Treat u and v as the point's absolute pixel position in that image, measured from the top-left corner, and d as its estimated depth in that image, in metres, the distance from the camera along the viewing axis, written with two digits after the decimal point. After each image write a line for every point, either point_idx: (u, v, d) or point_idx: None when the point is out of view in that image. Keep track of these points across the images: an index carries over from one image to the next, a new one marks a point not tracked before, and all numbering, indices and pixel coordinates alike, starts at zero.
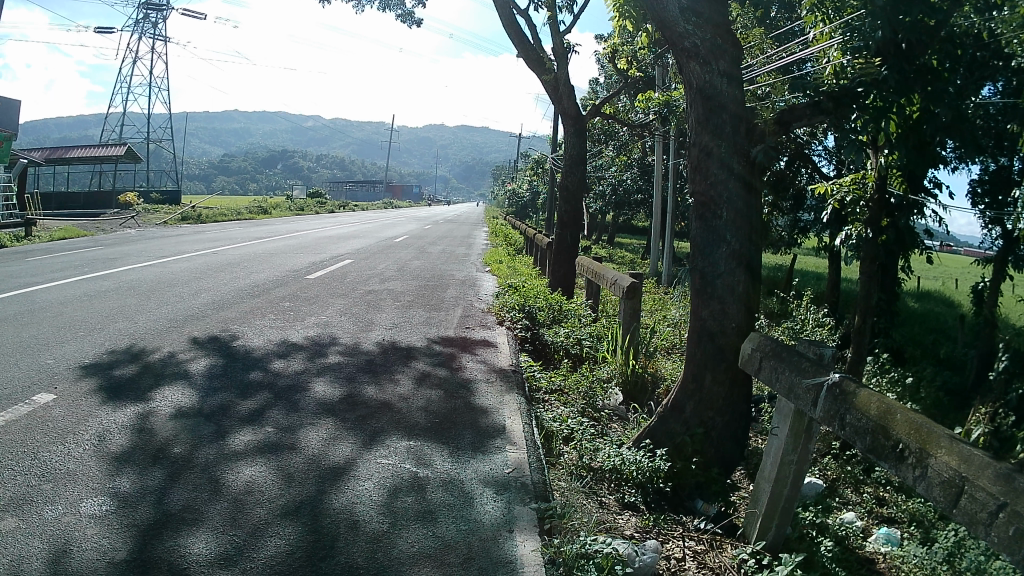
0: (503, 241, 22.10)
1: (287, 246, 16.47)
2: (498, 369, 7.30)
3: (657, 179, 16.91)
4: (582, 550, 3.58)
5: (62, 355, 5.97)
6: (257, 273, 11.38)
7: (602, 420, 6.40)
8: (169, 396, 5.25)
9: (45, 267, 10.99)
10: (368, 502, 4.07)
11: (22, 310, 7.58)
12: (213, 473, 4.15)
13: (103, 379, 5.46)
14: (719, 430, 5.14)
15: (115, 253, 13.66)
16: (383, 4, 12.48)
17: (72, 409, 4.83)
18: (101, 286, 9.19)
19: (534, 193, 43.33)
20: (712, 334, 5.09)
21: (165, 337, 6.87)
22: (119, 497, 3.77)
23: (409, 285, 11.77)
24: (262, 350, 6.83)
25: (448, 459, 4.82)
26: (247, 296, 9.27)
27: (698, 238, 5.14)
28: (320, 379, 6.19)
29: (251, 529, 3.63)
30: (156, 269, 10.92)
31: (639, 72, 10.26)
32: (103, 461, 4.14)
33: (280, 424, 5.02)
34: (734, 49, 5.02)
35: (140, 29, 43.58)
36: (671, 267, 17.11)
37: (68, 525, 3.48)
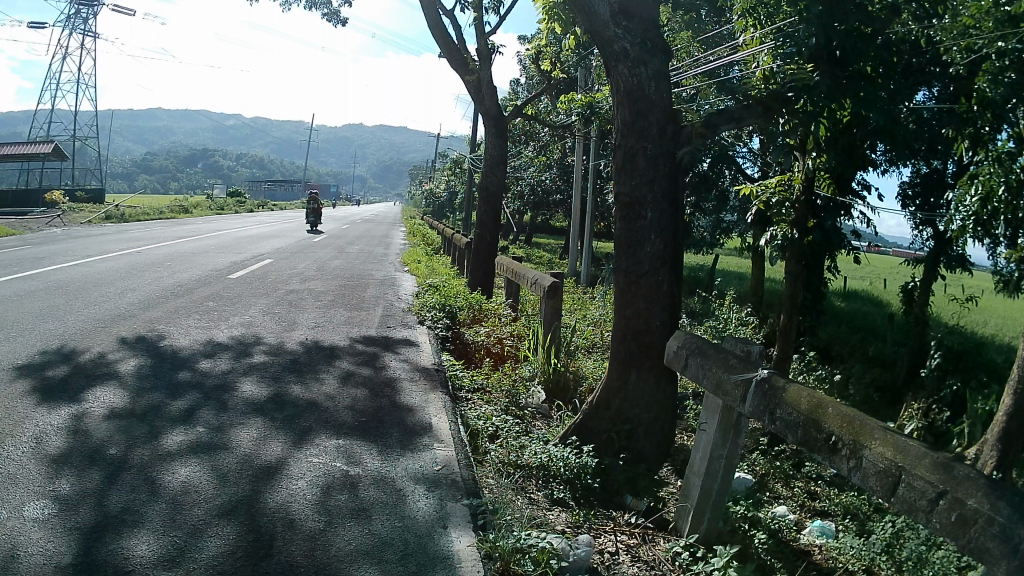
0: (423, 241, 22.08)
1: (206, 245, 16.25)
2: (421, 369, 7.31)
3: (576, 180, 17.01)
4: (517, 545, 3.62)
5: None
6: (180, 272, 11.22)
7: (527, 418, 6.46)
8: (102, 397, 5.18)
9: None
10: (302, 500, 4.08)
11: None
12: (151, 475, 4.11)
13: (36, 380, 5.36)
14: (645, 426, 5.23)
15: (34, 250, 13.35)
16: (309, 2, 12.38)
17: (6, 410, 4.74)
18: (18, 284, 9.02)
19: (453, 193, 43.43)
20: (639, 332, 5.21)
21: (90, 336, 6.76)
22: (60, 500, 3.72)
23: (329, 285, 11.73)
24: (189, 350, 6.76)
25: (378, 457, 4.85)
26: (167, 295, 9.16)
27: (622, 239, 5.25)
28: (248, 379, 6.16)
29: (192, 530, 3.61)
30: (80, 269, 10.68)
31: (564, 73, 10.34)
32: (43, 463, 4.09)
33: (212, 424, 4.99)
34: (661, 53, 5.14)
35: (70, 25, 42.59)
36: (591, 267, 17.24)
37: (11, 530, 3.43)
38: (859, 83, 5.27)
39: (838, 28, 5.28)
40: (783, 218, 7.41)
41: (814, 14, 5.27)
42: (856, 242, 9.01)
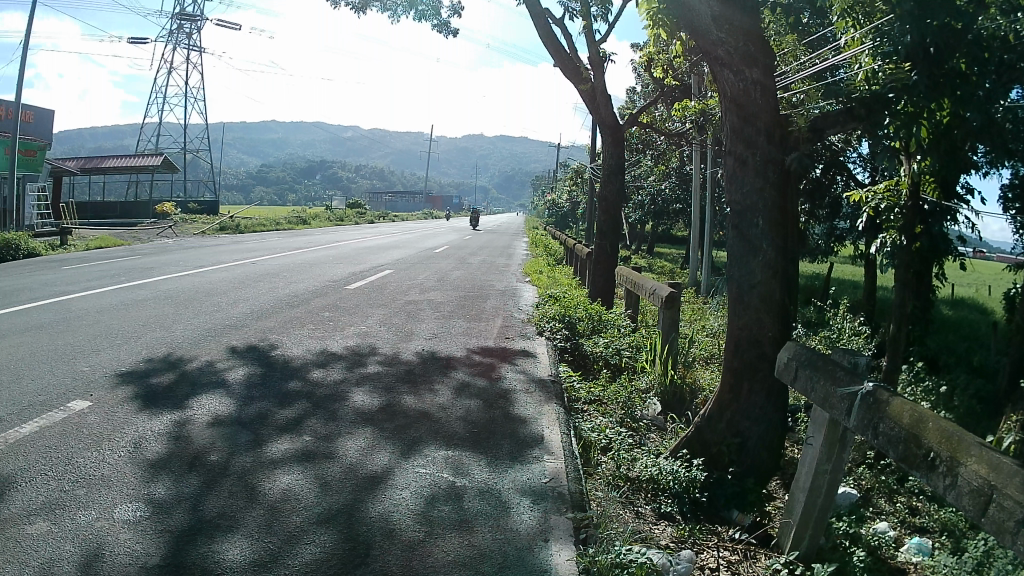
0: (543, 252, 22.07)
1: (327, 257, 16.57)
2: (537, 381, 7.27)
3: (695, 189, 16.78)
4: (616, 560, 3.54)
5: (97, 363, 6.06)
6: (297, 283, 11.46)
7: (641, 430, 6.37)
8: (208, 404, 5.31)
9: (84, 276, 11.15)
10: (404, 511, 4.07)
11: (59, 318, 7.70)
12: (251, 482, 4.18)
13: (140, 386, 5.52)
14: (756, 440, 5.07)
15: (150, 263, 13.78)
16: (419, 14, 12.51)
17: (107, 416, 4.88)
18: (139, 295, 9.32)
19: (575, 203, 43.50)
20: (749, 344, 5.07)
21: (202, 346, 6.94)
22: (153, 504, 3.80)
23: (450, 295, 11.83)
24: (301, 360, 6.88)
25: (485, 469, 4.81)
26: (284, 306, 9.34)
27: (735, 249, 5.12)
28: (359, 389, 6.22)
29: (286, 536, 3.65)
30: (194, 280, 11.00)
31: (675, 81, 10.20)
32: (139, 467, 4.19)
33: (318, 433, 5.05)
34: (767, 57, 4.97)
35: (175, 40, 44.11)
36: (710, 276, 17.02)
37: (101, 530, 3.52)
38: (954, 80, 5.17)
39: (929, 25, 5.04)
40: (892, 225, 7.26)
41: (905, 10, 5.06)
42: (962, 247, 8.68)
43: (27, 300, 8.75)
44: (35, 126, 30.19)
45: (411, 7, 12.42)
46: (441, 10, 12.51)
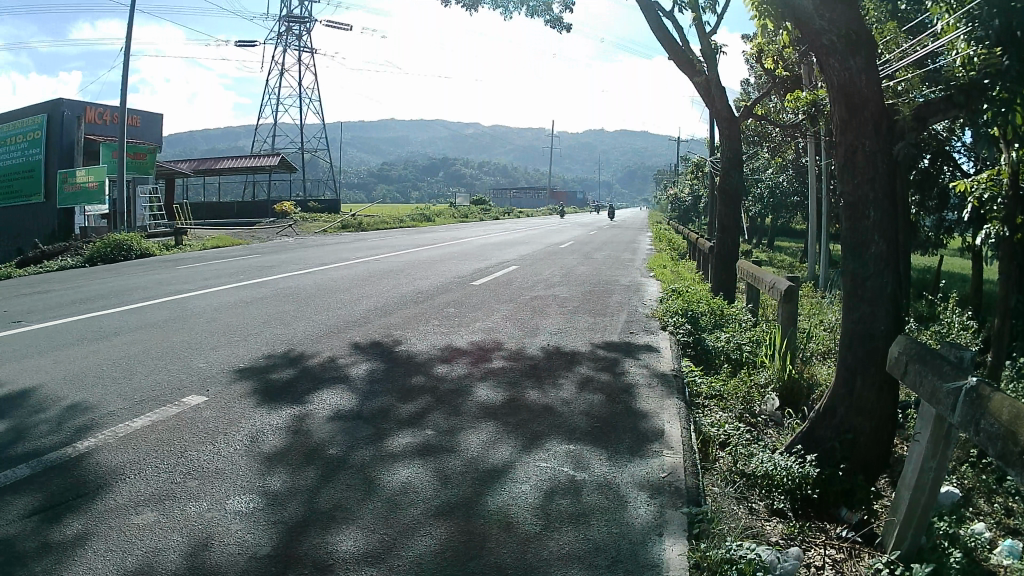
0: (668, 247, 21.96)
1: (453, 253, 16.79)
2: (659, 375, 7.12)
3: (810, 181, 16.28)
4: (726, 556, 3.47)
5: (217, 359, 6.25)
6: (420, 279, 11.63)
7: (760, 425, 6.10)
8: (328, 399, 5.41)
9: (209, 276, 11.54)
10: (522, 504, 3.94)
11: (182, 316, 7.99)
12: (366, 475, 4.14)
13: (258, 382, 5.68)
14: (869, 436, 4.84)
15: (271, 261, 14.21)
16: (531, 11, 12.59)
17: (224, 411, 5.03)
18: (263, 293, 9.58)
19: (694, 196, 43.19)
20: (863, 338, 4.84)
21: (324, 342, 7.08)
22: (268, 496, 3.86)
23: (575, 290, 11.85)
24: (426, 355, 6.96)
25: (608, 461, 4.58)
26: (406, 303, 9.45)
27: (847, 241, 4.90)
28: (483, 383, 6.21)
29: (402, 528, 3.63)
30: (316, 277, 11.27)
31: (787, 71, 9.98)
32: (253, 460, 4.29)
33: (441, 427, 4.98)
34: (871, 42, 4.72)
35: (285, 41, 45.07)
36: (827, 269, 16.69)
37: (212, 521, 3.62)
38: None
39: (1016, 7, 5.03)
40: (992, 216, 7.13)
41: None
42: None
43: (153, 299, 9.10)
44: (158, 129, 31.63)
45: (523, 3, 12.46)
46: (552, 6, 12.56)
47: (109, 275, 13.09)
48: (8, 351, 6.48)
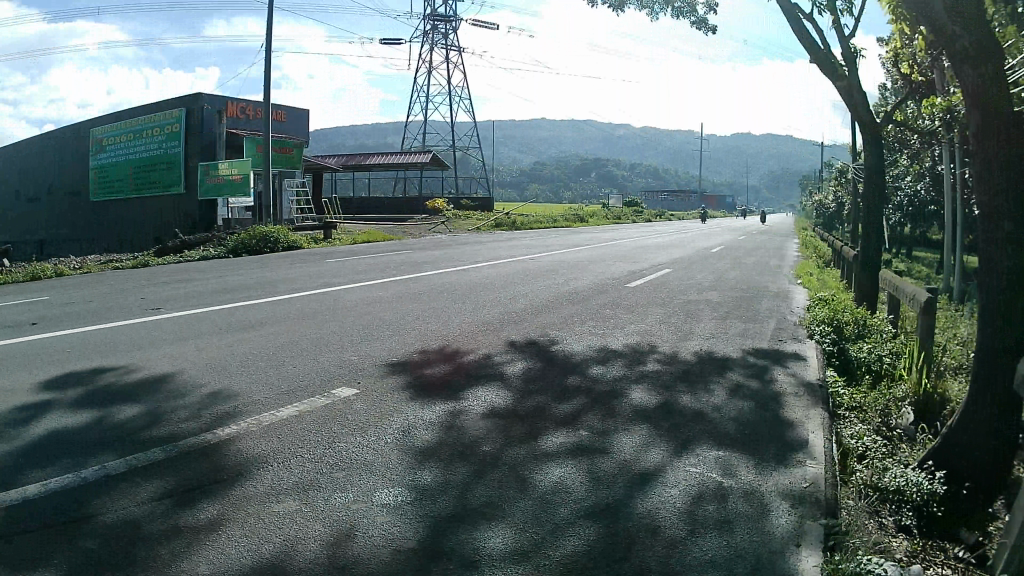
0: (812, 255, 21.37)
1: (600, 256, 16.63)
2: (807, 381, 6.32)
3: (944, 192, 15.16)
4: (856, 568, 3.53)
5: (369, 352, 6.21)
6: (578, 280, 11.51)
7: (893, 451, 5.29)
8: (483, 396, 5.36)
9: (349, 272, 11.68)
10: (670, 508, 4.05)
11: (329, 309, 8.05)
12: (522, 472, 4.30)
13: (411, 376, 5.61)
14: (993, 452, 4.78)
15: (416, 260, 14.28)
16: (676, 11, 12.53)
17: (372, 404, 5.00)
18: (410, 289, 9.58)
19: (835, 200, 41.88)
20: (992, 351, 4.77)
21: (479, 339, 7.01)
22: (416, 489, 4.04)
23: (730, 293, 11.60)
24: (582, 355, 6.63)
25: (754, 468, 4.57)
26: (560, 303, 9.24)
27: (983, 251, 4.80)
28: (638, 385, 5.86)
29: (552, 528, 3.76)
30: (472, 276, 11.25)
31: (924, 76, 9.76)
32: (404, 454, 4.38)
33: (596, 428, 4.95)
34: (1001, 53, 4.69)
35: (431, 40, 45.60)
36: (963, 282, 15.95)
37: (360, 512, 3.82)
38: None
39: None
40: None
41: None
42: None
43: (297, 292, 9.25)
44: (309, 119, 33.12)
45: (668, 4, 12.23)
46: (697, 6, 12.44)
47: (252, 268, 13.49)
48: (145, 334, 6.65)
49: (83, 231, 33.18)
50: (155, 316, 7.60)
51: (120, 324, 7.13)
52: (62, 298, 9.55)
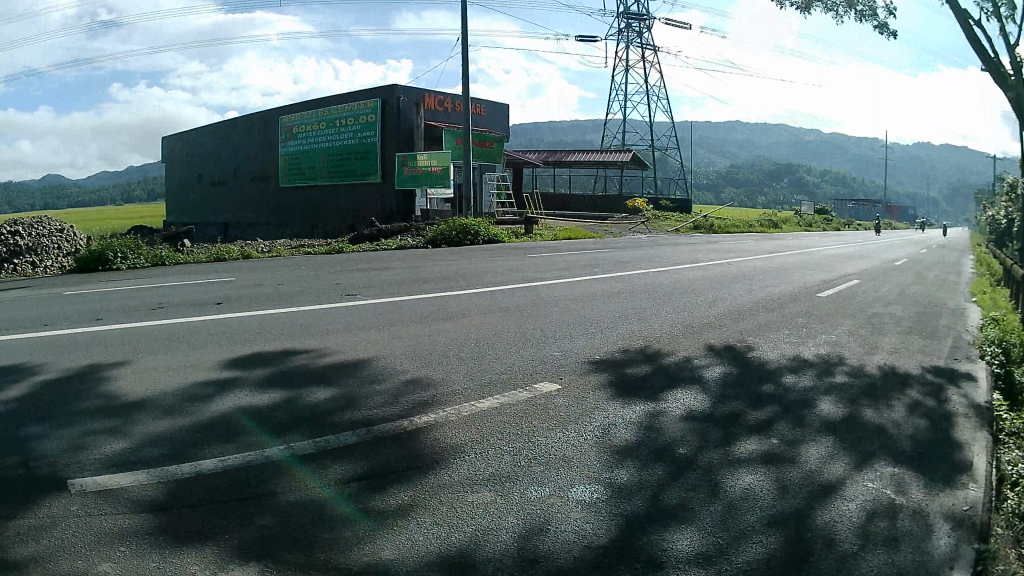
0: (988, 270, 20.39)
1: (792, 263, 16.31)
2: (982, 403, 6.25)
3: None
4: None
5: (569, 350, 6.56)
6: (776, 283, 11.44)
7: None
8: (682, 398, 5.77)
9: (549, 270, 11.95)
10: (847, 521, 4.14)
11: (532, 304, 8.38)
12: (709, 478, 4.60)
13: (617, 375, 6.03)
14: None
15: (604, 259, 14.42)
16: (852, 14, 12.32)
17: (575, 400, 5.54)
18: (613, 287, 9.76)
19: (1006, 217, 39.87)
20: None
21: (679, 341, 7.11)
22: (614, 489, 4.42)
23: (930, 302, 11.31)
24: (777, 362, 6.83)
25: (925, 487, 4.65)
26: (762, 306, 9.10)
27: None
28: (827, 397, 6.07)
29: (736, 534, 3.95)
30: (672, 276, 11.33)
31: None
32: (603, 452, 4.85)
33: (785, 437, 5.23)
34: None
35: None
36: None
37: (555, 507, 4.21)
38: None
39: None
40: None
41: None
42: None
43: (501, 288, 9.66)
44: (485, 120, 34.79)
45: (851, 6, 11.94)
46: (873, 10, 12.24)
47: (457, 263, 14.18)
48: (345, 321, 7.26)
49: (275, 214, 36.71)
50: (354, 304, 8.27)
51: (316, 309, 7.83)
52: (270, 283, 10.52)
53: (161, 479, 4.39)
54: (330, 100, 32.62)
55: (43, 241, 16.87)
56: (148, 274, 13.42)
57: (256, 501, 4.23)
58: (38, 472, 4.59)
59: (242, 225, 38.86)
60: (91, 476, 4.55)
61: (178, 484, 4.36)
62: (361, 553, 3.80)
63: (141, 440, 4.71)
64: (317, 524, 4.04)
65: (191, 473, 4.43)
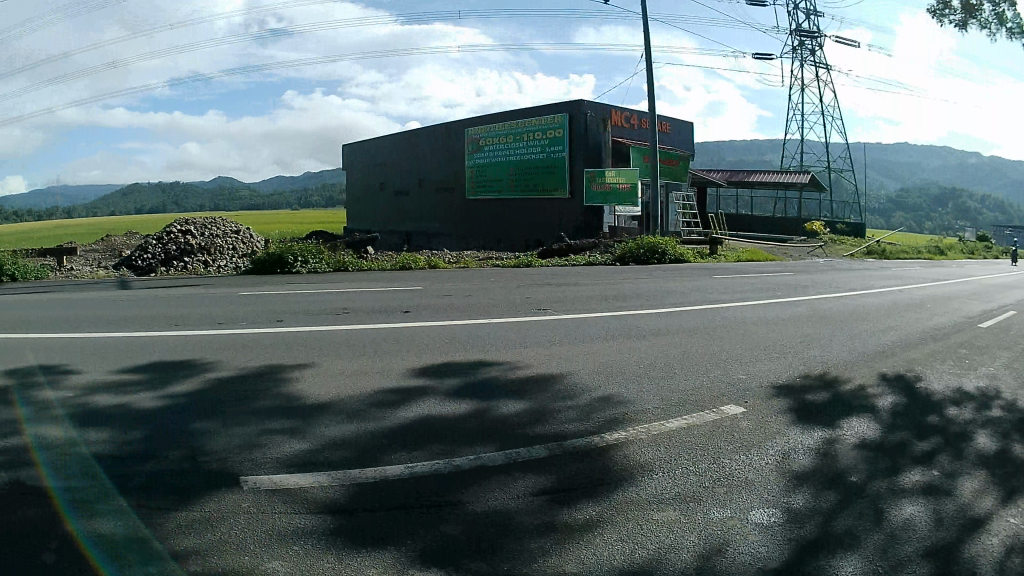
0: None
1: (958, 292, 15.67)
2: None
3: None
4: None
5: (756, 372, 6.62)
6: (951, 312, 11.06)
7: None
8: (857, 427, 5.75)
9: (735, 292, 11.96)
10: (987, 555, 4.01)
11: (717, 325, 8.49)
12: (877, 506, 4.52)
13: (795, 401, 6.10)
14: None
15: (773, 283, 14.21)
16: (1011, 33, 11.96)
17: (759, 424, 5.62)
18: (790, 312, 9.69)
19: None
20: None
21: (852, 369, 7.06)
22: (791, 512, 4.40)
23: None
24: (947, 393, 6.70)
25: None
26: (937, 335, 8.86)
27: None
28: (986, 431, 5.91)
29: (894, 563, 3.89)
30: (845, 302, 11.12)
31: None
32: (782, 476, 4.87)
33: (946, 468, 5.13)
34: None
35: None
36: None
37: (733, 528, 4.22)
38: None
39: None
40: None
41: None
42: None
43: (689, 307, 9.81)
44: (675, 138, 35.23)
45: (1002, 23, 11.65)
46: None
47: (647, 281, 14.35)
48: (527, 337, 7.60)
49: (451, 224, 35.29)
50: (538, 318, 8.69)
51: (487, 322, 8.37)
52: (461, 296, 11.14)
53: (340, 482, 4.57)
54: (513, 112, 31.27)
55: (214, 241, 21.82)
56: (330, 280, 15.03)
57: (439, 509, 4.35)
58: (213, 465, 4.87)
59: (422, 234, 37.40)
60: (266, 475, 4.68)
61: (362, 487, 4.53)
62: (546, 565, 3.81)
63: (321, 443, 4.98)
64: (501, 534, 4.11)
65: (375, 477, 4.61)
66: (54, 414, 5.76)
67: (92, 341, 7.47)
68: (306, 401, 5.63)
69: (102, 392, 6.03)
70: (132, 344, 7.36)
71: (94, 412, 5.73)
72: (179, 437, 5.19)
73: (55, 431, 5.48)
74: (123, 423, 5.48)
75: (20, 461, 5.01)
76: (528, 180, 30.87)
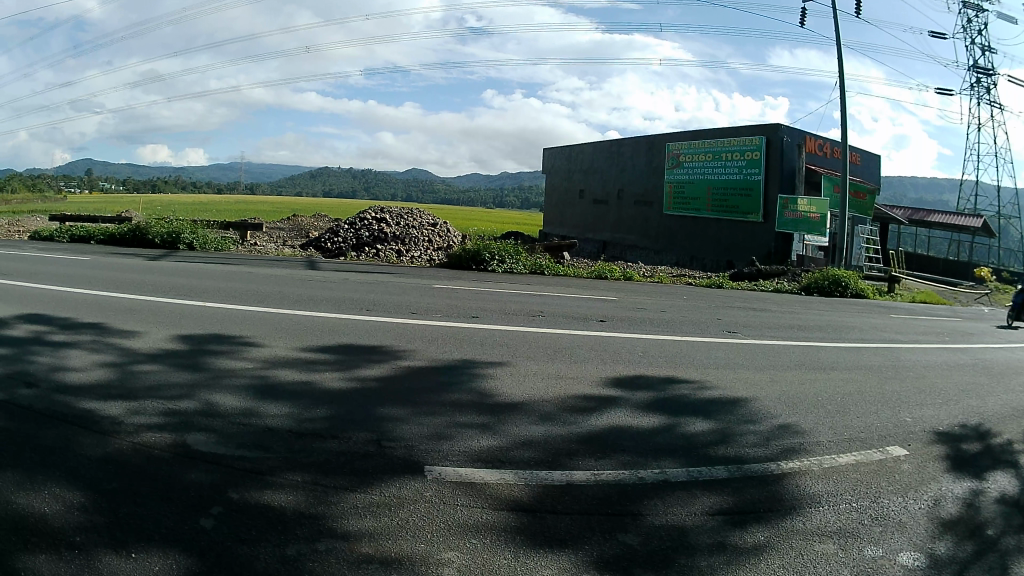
0: None
1: None
2: None
3: None
4: None
5: (921, 417, 6.70)
6: None
7: None
8: (1001, 480, 5.60)
9: (907, 333, 11.85)
10: None
11: (892, 365, 8.51)
12: (1007, 561, 4.37)
13: (952, 449, 6.05)
14: None
15: (939, 328, 13.97)
16: None
17: (919, 467, 5.59)
18: (960, 359, 9.57)
19: None
20: None
21: (1006, 423, 6.92)
22: (934, 557, 4.30)
23: None
24: None
25: None
26: None
27: None
28: None
29: None
30: (1013, 355, 10.87)
31: None
32: (932, 521, 4.77)
33: None
34: None
35: None
36: None
37: (881, 566, 4.13)
38: None
39: None
40: None
41: None
42: None
43: (864, 344, 9.83)
44: (860, 169, 35.06)
45: None
46: None
47: (814, 312, 14.25)
48: (705, 358, 7.77)
49: (649, 239, 34.30)
50: (720, 340, 8.87)
51: (670, 338, 8.61)
52: (652, 309, 11.43)
53: (526, 483, 4.66)
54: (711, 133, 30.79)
55: (411, 234, 23.69)
56: (506, 280, 15.64)
57: (620, 517, 4.38)
58: (390, 451, 5.00)
59: (619, 247, 36.37)
60: (451, 467, 4.79)
61: (550, 489, 4.62)
62: None
63: (508, 444, 5.13)
64: (677, 548, 4.09)
65: (563, 482, 4.71)
66: (233, 382, 6.03)
67: (299, 323, 7.89)
68: (486, 404, 5.79)
69: (282, 369, 6.29)
70: (328, 329, 7.76)
71: (274, 385, 5.98)
72: (360, 421, 5.36)
73: (234, 399, 5.72)
74: (297, 400, 5.68)
75: (192, 425, 5.24)
76: (727, 204, 29.92)
